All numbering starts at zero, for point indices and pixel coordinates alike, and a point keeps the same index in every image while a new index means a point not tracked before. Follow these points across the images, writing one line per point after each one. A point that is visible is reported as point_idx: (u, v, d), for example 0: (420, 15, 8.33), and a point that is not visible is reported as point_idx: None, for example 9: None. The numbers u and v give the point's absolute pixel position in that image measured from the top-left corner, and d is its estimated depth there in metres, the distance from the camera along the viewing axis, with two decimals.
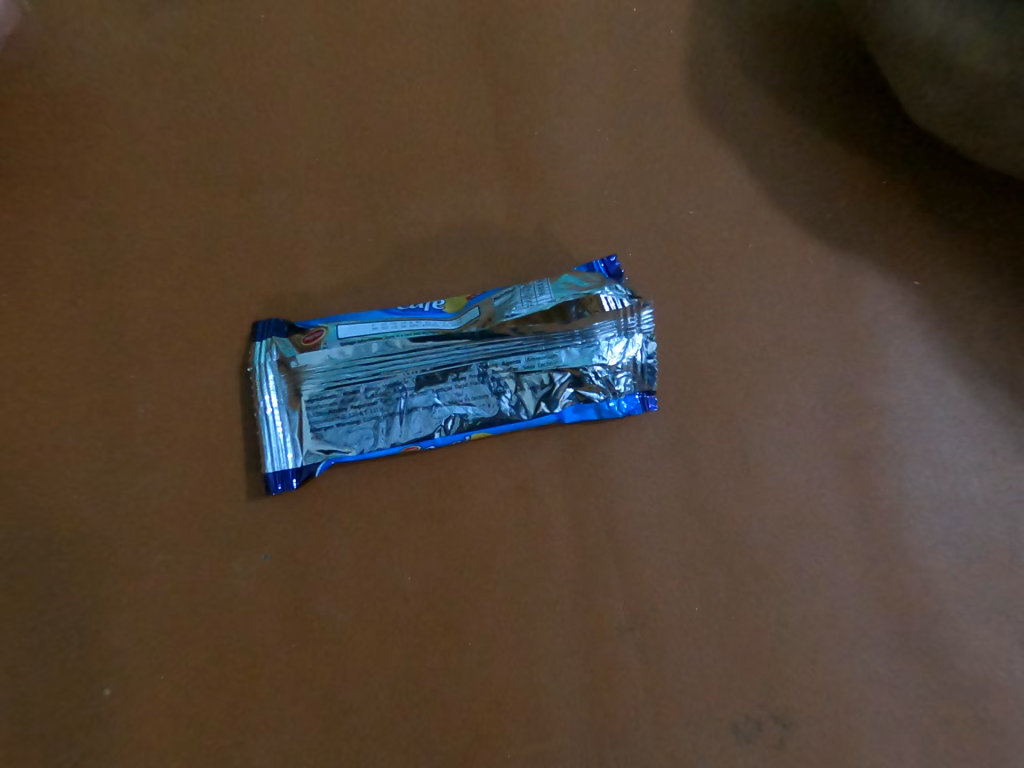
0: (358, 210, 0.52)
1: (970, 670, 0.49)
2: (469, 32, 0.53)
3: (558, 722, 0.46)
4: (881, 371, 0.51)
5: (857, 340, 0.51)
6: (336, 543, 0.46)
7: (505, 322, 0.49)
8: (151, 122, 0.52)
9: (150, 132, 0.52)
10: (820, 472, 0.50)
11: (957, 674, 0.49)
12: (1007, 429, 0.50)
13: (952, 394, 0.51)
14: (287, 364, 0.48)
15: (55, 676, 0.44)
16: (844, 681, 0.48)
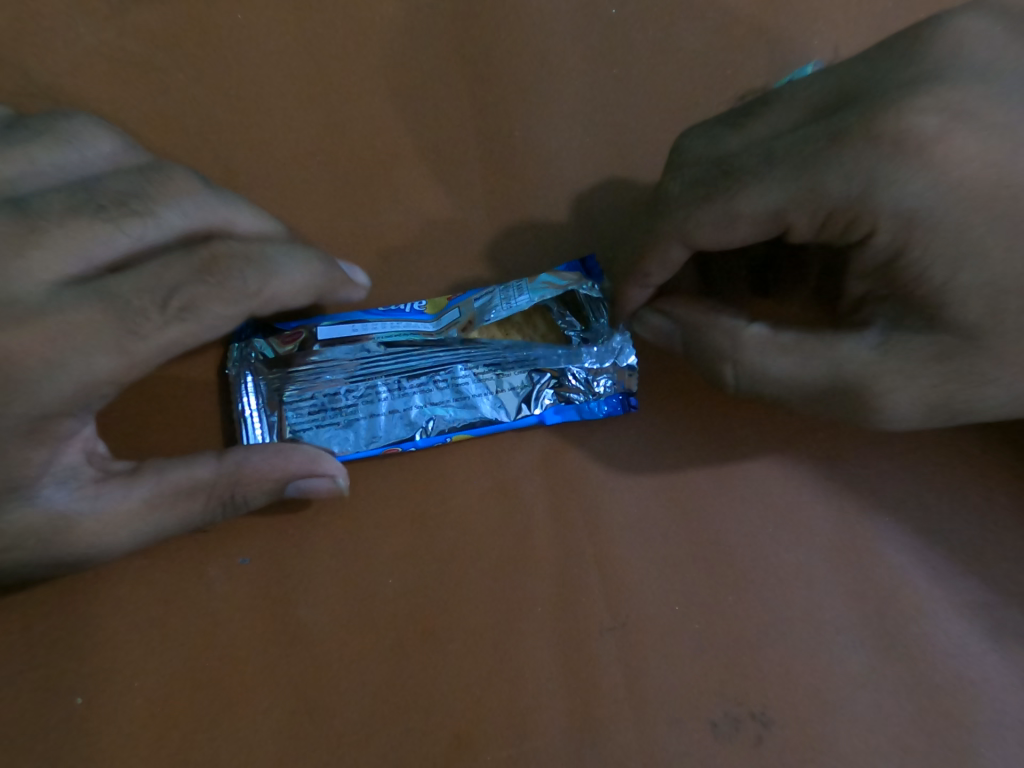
0: (335, 206, 0.52)
1: (957, 670, 0.48)
2: (452, 20, 0.53)
3: (531, 717, 0.46)
4: None
5: None
6: (315, 543, 0.48)
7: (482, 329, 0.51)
8: (110, 103, 0.50)
9: (107, 112, 0.49)
10: (793, 472, 0.51)
11: (944, 678, 0.48)
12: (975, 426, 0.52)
13: None
14: (273, 365, 0.50)
15: (23, 686, 0.44)
16: (827, 683, 0.48)
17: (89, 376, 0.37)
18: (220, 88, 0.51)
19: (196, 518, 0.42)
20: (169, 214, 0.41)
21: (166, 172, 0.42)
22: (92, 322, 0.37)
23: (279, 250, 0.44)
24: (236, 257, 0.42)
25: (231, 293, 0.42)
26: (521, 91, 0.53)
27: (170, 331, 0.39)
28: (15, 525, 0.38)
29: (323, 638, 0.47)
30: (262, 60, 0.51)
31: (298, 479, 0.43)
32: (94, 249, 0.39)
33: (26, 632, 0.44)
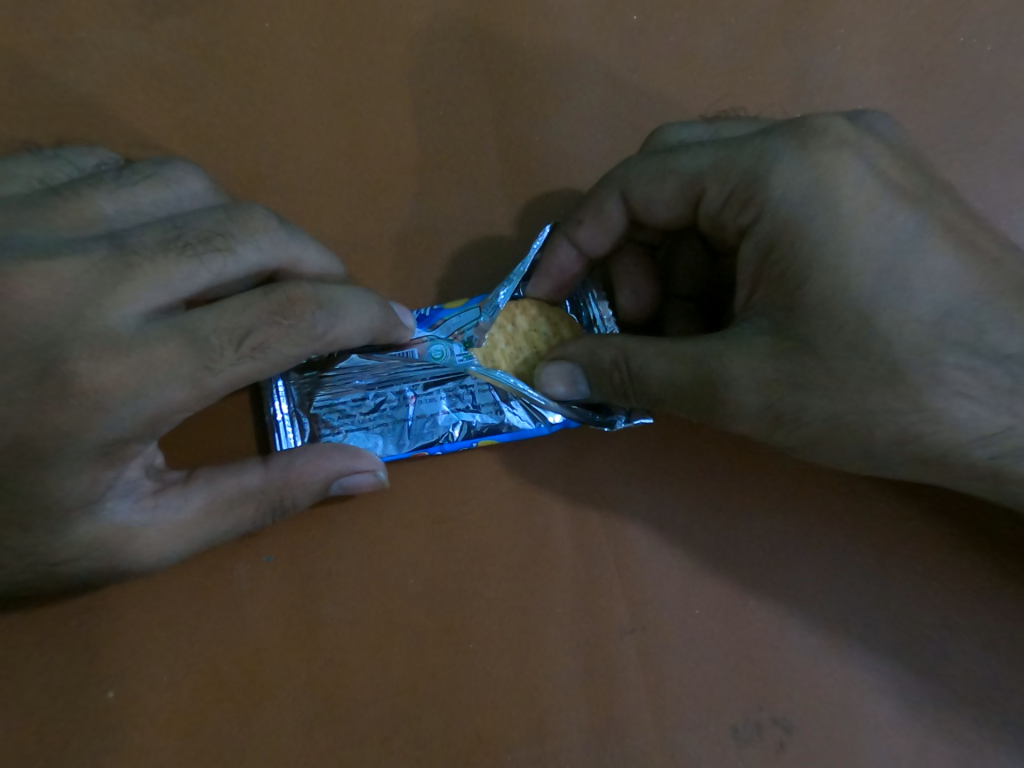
0: (360, 208, 0.52)
1: (968, 672, 0.49)
2: (476, 32, 0.54)
3: (556, 722, 0.47)
4: None
5: None
6: (339, 545, 0.49)
7: (495, 330, 0.52)
8: (144, 111, 0.51)
9: (141, 121, 0.51)
10: (812, 477, 0.52)
11: (961, 683, 0.49)
12: None
13: None
14: (305, 369, 0.49)
15: (58, 680, 0.45)
16: (841, 683, 0.49)
17: (164, 405, 0.37)
18: (250, 93, 0.52)
19: (246, 523, 0.43)
20: (247, 251, 0.41)
21: (250, 209, 0.42)
22: (173, 357, 0.37)
23: (346, 292, 0.43)
24: (309, 298, 0.41)
25: (301, 336, 0.41)
26: (542, 99, 0.54)
27: (241, 369, 0.39)
28: (81, 539, 0.38)
29: (347, 635, 0.47)
30: (292, 66, 0.52)
31: (341, 480, 0.44)
32: (179, 283, 0.39)
33: (60, 627, 0.45)
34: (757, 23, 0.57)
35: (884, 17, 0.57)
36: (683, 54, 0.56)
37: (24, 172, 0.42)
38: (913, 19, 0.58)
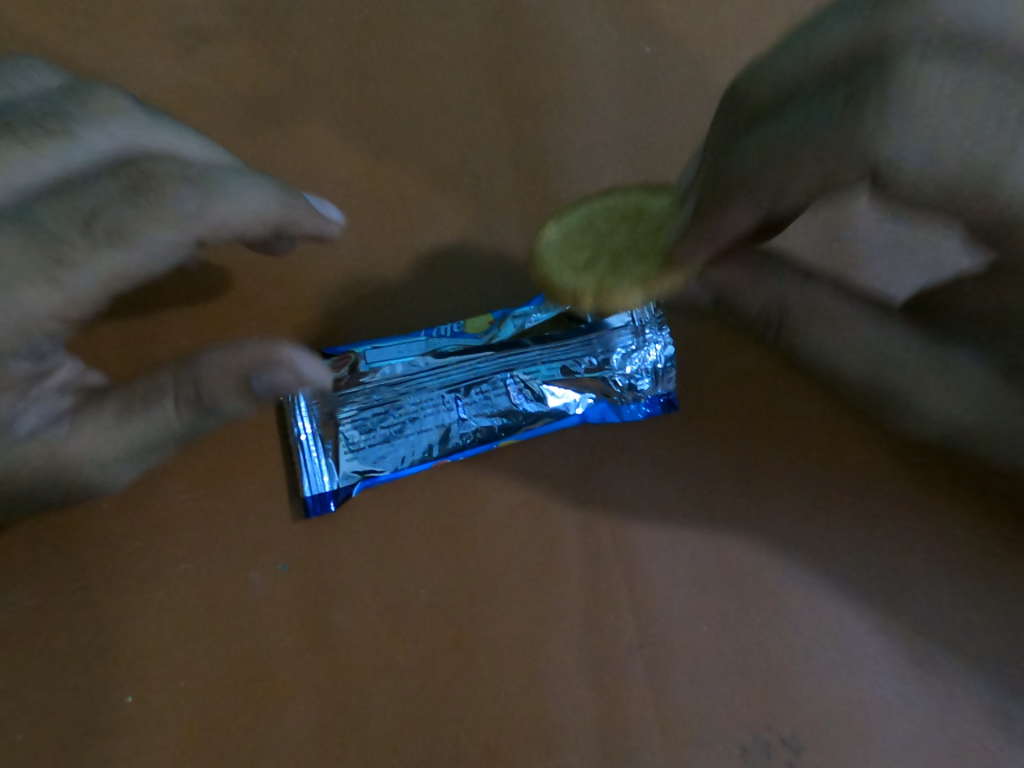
0: (377, 226, 0.53)
1: (975, 701, 0.49)
2: (494, 54, 0.55)
3: (564, 736, 0.47)
4: None
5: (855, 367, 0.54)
6: (352, 555, 0.50)
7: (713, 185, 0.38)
8: None
9: None
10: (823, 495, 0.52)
11: (972, 708, 0.49)
12: None
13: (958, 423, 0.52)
14: (323, 391, 0.52)
15: (73, 684, 0.46)
16: (850, 705, 0.49)
17: (21, 306, 0.36)
18: (272, 110, 0.52)
19: (156, 434, 0.40)
20: (92, 137, 0.41)
21: (93, 99, 0.43)
22: (15, 246, 0.36)
23: (232, 180, 0.43)
24: (169, 179, 0.40)
25: (165, 217, 0.39)
26: (557, 119, 0.55)
27: (98, 259, 0.37)
28: None
29: (358, 643, 0.48)
30: (314, 86, 0.53)
31: (258, 373, 0.40)
32: (11, 177, 0.38)
33: (77, 632, 0.46)
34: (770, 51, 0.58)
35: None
36: (698, 83, 0.57)
37: None
38: None
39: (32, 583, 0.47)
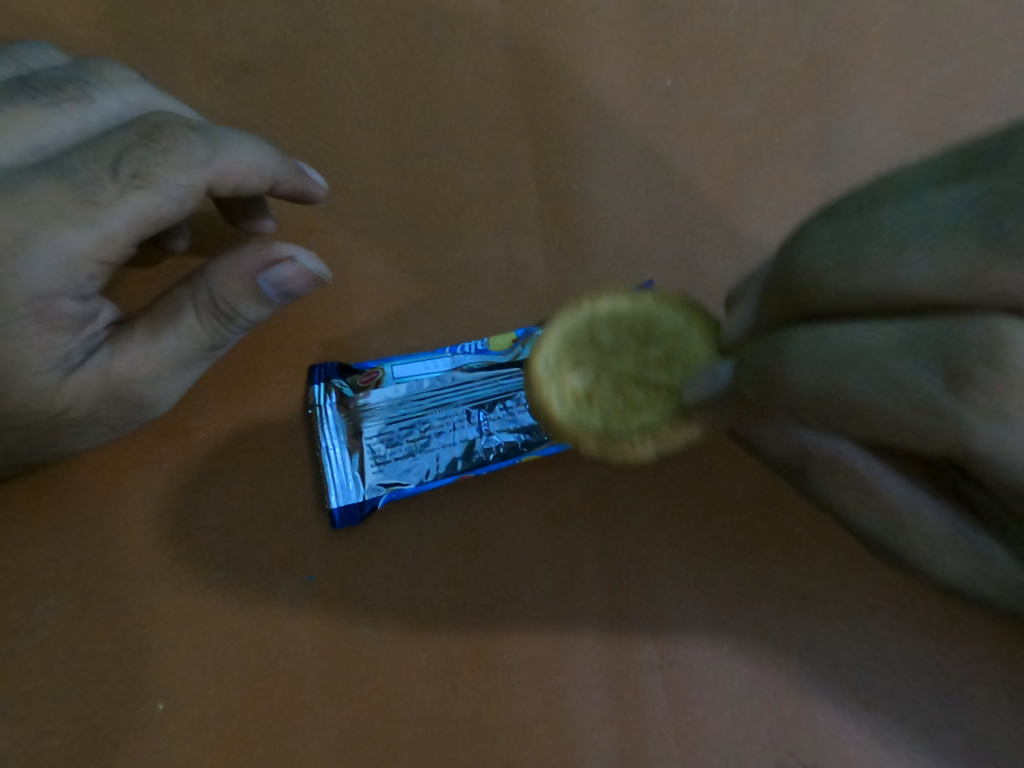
0: (403, 247, 0.55)
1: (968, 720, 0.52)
2: (518, 86, 0.57)
3: (578, 740, 0.51)
4: None
5: None
6: (377, 567, 0.52)
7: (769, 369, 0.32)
8: None
9: None
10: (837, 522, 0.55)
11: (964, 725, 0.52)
12: None
13: None
14: (349, 403, 0.53)
15: (111, 689, 0.48)
16: (846, 720, 0.52)
17: (69, 252, 0.37)
18: (303, 139, 0.54)
19: (195, 340, 0.43)
20: (108, 102, 0.42)
21: (98, 67, 0.44)
22: (51, 194, 0.37)
23: (235, 132, 0.44)
24: (179, 125, 0.40)
25: (183, 161, 0.40)
26: (579, 151, 0.57)
27: (129, 201, 0.38)
28: (31, 397, 0.40)
29: (384, 653, 0.51)
30: (344, 117, 0.55)
31: (264, 273, 0.42)
32: (41, 135, 0.40)
33: (114, 639, 0.49)
34: (789, 88, 0.59)
35: (911, 88, 0.59)
36: (715, 118, 0.59)
37: None
38: (943, 88, 0.59)
39: (71, 593, 0.49)
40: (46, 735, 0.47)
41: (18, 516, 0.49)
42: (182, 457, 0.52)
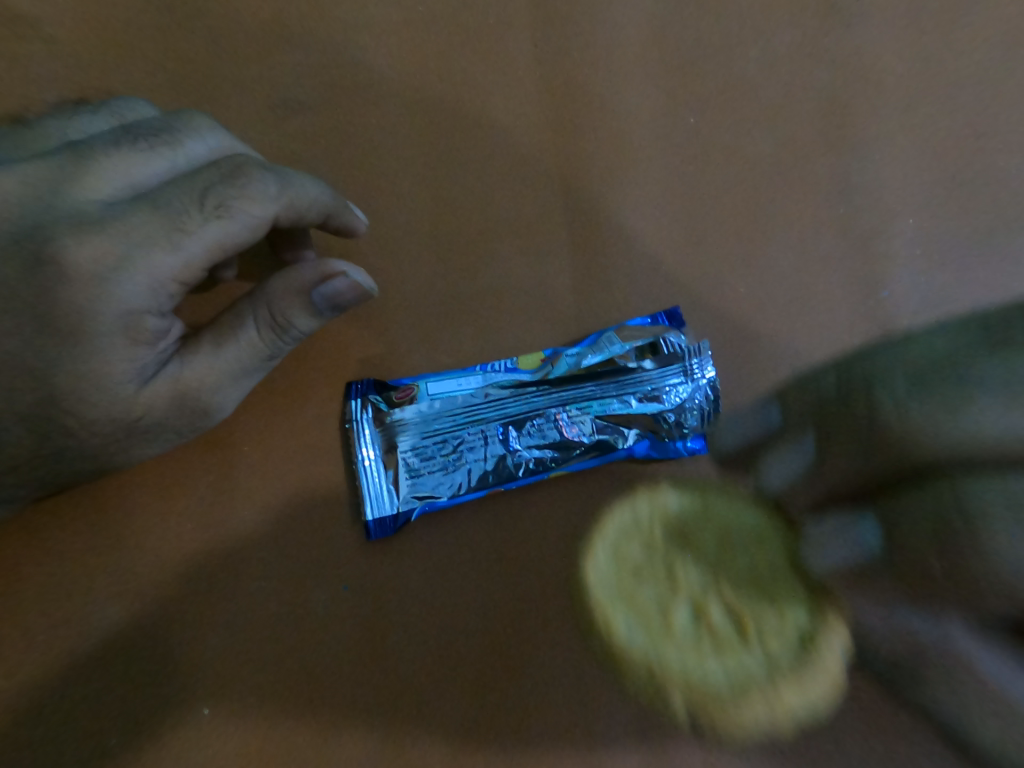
0: (436, 270, 0.58)
1: None
2: (548, 120, 0.60)
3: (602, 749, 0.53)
4: None
5: None
6: (411, 578, 0.54)
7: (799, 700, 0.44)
8: None
9: None
10: None
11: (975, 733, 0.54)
12: None
13: None
14: (383, 419, 0.56)
15: (160, 693, 0.51)
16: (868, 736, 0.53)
17: (156, 273, 0.42)
18: (346, 166, 0.57)
19: (256, 350, 0.47)
20: (194, 145, 0.47)
21: (185, 115, 0.48)
22: (146, 222, 0.42)
23: (299, 172, 0.48)
24: (255, 166, 0.46)
25: (256, 195, 0.45)
26: (606, 183, 0.60)
27: (210, 229, 0.43)
28: (111, 405, 0.44)
29: (417, 662, 0.53)
30: (384, 146, 0.58)
31: (318, 287, 0.46)
32: (133, 172, 0.44)
33: (162, 646, 0.52)
34: (805, 128, 0.62)
35: (916, 133, 0.63)
36: (737, 153, 0.62)
37: (49, 131, 0.47)
38: (947, 134, 0.63)
39: (123, 600, 0.52)
40: (101, 733, 0.50)
41: (73, 525, 0.52)
42: (224, 470, 0.54)
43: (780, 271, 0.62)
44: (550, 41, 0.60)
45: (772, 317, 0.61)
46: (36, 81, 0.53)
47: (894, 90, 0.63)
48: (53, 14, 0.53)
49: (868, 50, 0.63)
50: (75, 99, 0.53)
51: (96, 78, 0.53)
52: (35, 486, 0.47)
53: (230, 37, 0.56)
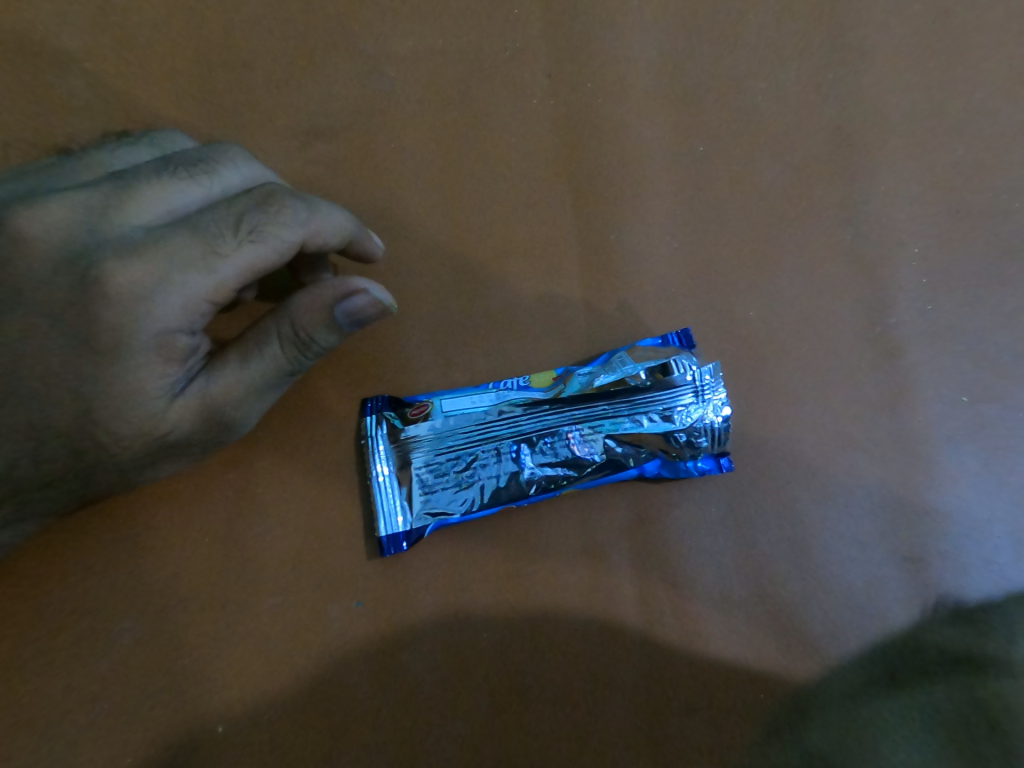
0: (451, 292, 0.60)
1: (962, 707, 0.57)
2: (560, 148, 0.62)
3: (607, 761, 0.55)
4: (933, 478, 0.61)
5: (907, 444, 0.62)
6: (423, 594, 0.56)
7: None
8: None
9: None
10: (865, 563, 0.60)
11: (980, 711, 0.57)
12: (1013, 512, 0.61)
13: (982, 490, 0.62)
14: (397, 436, 0.57)
15: (176, 710, 0.52)
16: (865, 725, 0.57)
17: (191, 294, 0.44)
18: (366, 192, 0.59)
19: (280, 366, 0.49)
20: (228, 174, 0.49)
21: (219, 145, 0.50)
22: (184, 246, 0.44)
23: (326, 200, 0.50)
24: (287, 194, 0.48)
25: (287, 221, 0.47)
26: (616, 209, 0.62)
27: (243, 253, 0.45)
28: (145, 421, 0.45)
29: (429, 678, 0.55)
30: (401, 173, 0.60)
31: (341, 305, 0.47)
32: (171, 198, 0.46)
33: (178, 663, 0.53)
34: (812, 158, 0.64)
35: (922, 163, 0.64)
36: (746, 180, 0.63)
37: (91, 160, 0.50)
38: (952, 163, 0.65)
39: (142, 615, 0.53)
40: (119, 749, 0.51)
41: (91, 541, 0.53)
42: (242, 488, 0.55)
43: (789, 294, 0.63)
44: (564, 74, 0.62)
45: (780, 338, 0.62)
46: (73, 113, 0.55)
47: (899, 120, 0.65)
48: (90, 50, 0.56)
49: (875, 81, 0.65)
50: (111, 131, 0.56)
51: (130, 111, 0.56)
52: (60, 503, 0.48)
53: (258, 72, 0.58)
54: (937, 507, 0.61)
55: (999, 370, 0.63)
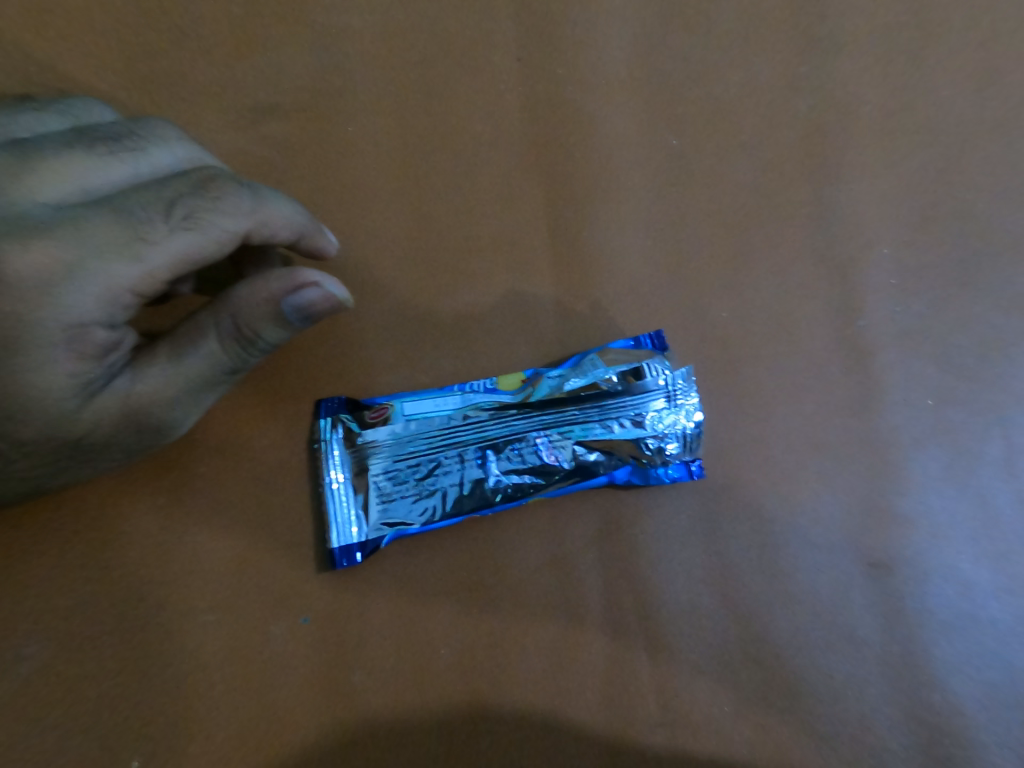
0: (411, 285, 0.55)
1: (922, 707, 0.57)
2: (529, 135, 0.58)
3: None
4: (903, 486, 0.60)
5: (878, 453, 0.60)
6: (375, 611, 0.52)
7: None
8: None
9: None
10: (836, 574, 0.58)
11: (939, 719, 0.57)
12: (983, 521, 0.60)
13: (952, 498, 0.60)
14: (354, 441, 0.53)
15: (85, 742, 0.47)
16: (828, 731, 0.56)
17: (112, 283, 0.39)
18: (320, 174, 0.54)
19: (217, 366, 0.44)
20: (159, 154, 0.44)
21: (150, 122, 0.46)
22: (105, 230, 0.39)
23: (273, 190, 0.46)
24: (229, 180, 0.43)
25: (228, 209, 0.43)
26: (587, 202, 0.58)
27: (176, 242, 0.40)
28: (51, 422, 0.40)
29: (377, 703, 0.51)
30: (358, 155, 0.55)
31: (288, 299, 0.43)
32: (91, 177, 0.41)
33: (92, 688, 0.47)
34: (788, 157, 0.62)
35: (898, 166, 0.63)
36: (719, 174, 0.61)
37: None
38: (928, 166, 0.63)
39: (54, 637, 0.47)
40: None
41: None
42: (175, 495, 0.51)
43: (762, 293, 0.60)
44: (533, 56, 0.58)
45: (754, 342, 0.60)
46: None
47: (876, 120, 0.63)
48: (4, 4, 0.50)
49: (852, 81, 0.63)
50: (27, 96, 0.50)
51: (52, 77, 0.51)
52: None
53: (199, 40, 0.53)
54: (910, 518, 0.60)
55: (969, 377, 0.62)
